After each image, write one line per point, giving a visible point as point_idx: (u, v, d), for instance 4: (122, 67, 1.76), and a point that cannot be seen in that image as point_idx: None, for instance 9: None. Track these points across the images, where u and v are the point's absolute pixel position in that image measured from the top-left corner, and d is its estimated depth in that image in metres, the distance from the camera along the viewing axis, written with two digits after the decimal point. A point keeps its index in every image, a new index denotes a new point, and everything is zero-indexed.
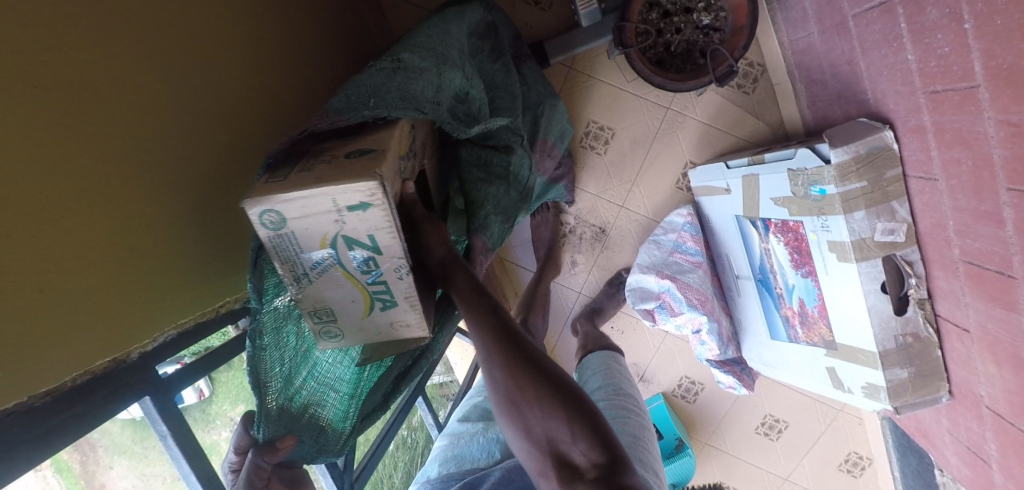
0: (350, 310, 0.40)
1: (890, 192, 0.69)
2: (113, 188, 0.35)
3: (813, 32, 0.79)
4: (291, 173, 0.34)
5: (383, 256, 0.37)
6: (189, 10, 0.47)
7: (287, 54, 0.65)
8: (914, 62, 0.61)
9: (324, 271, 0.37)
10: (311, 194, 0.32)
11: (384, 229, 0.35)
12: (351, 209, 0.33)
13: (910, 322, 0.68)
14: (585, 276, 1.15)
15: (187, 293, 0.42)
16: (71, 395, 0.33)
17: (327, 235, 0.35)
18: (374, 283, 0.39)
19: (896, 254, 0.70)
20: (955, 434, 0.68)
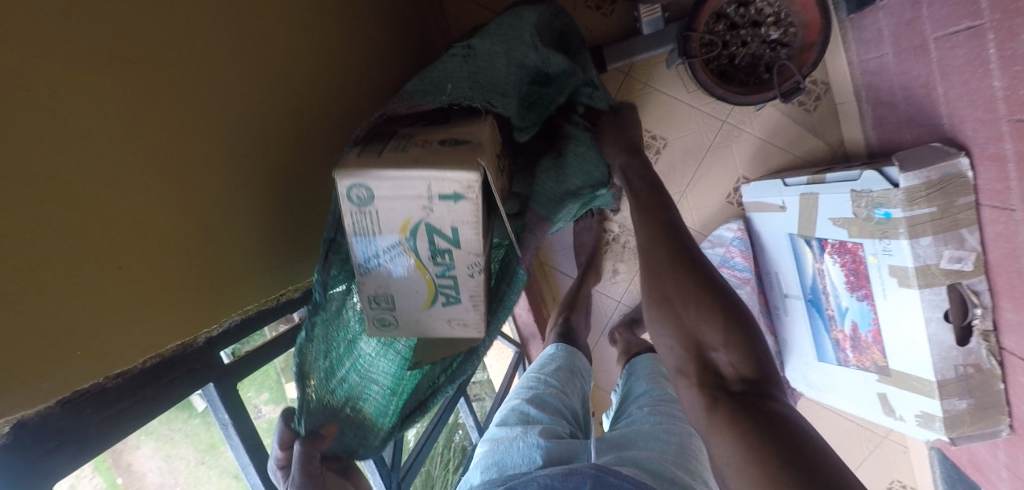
0: (412, 298, 0.44)
1: (960, 220, 0.68)
2: (182, 175, 0.36)
3: (888, 53, 0.78)
4: (384, 151, 0.39)
5: (460, 250, 0.42)
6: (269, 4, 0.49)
7: (355, 52, 0.67)
8: (1001, 89, 0.60)
9: (395, 255, 0.41)
10: (411, 177, 0.37)
11: (468, 223, 0.39)
12: (442, 199, 0.38)
13: (972, 353, 0.67)
14: (626, 285, 1.17)
15: (246, 284, 0.43)
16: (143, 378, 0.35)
17: (411, 219, 0.39)
18: (442, 276, 0.43)
19: (961, 283, 0.69)
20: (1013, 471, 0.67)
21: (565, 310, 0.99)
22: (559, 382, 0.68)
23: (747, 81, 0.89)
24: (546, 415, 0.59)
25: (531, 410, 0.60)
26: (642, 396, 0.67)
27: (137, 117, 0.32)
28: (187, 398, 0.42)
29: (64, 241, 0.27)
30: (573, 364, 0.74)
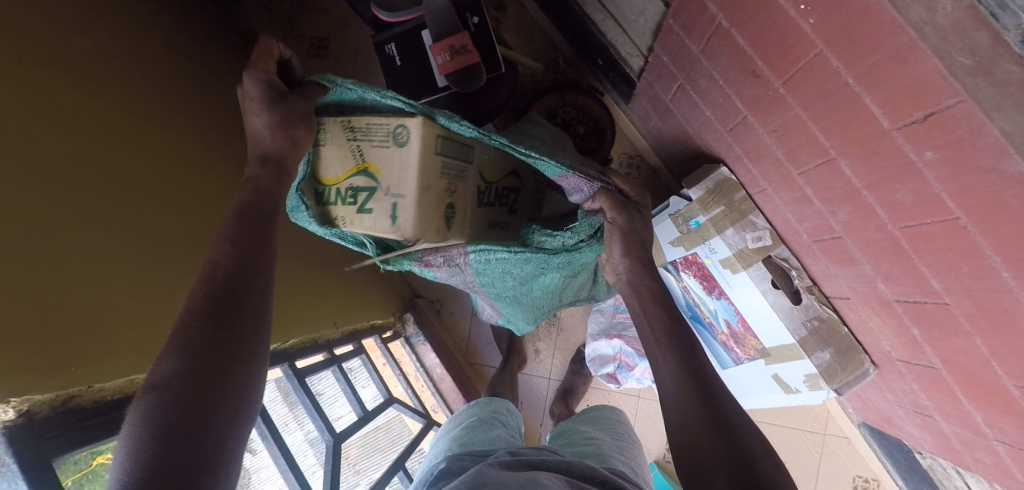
0: (329, 165, 0.57)
1: (745, 209, 0.84)
2: (23, 225, 0.46)
3: (656, 121, 1.07)
4: (406, 144, 0.54)
5: (349, 213, 0.58)
6: (131, 148, 0.67)
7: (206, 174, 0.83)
8: (712, 114, 0.84)
9: (363, 155, 0.56)
10: (407, 179, 0.55)
11: (384, 223, 0.57)
12: (395, 206, 0.56)
13: (809, 308, 0.77)
14: (550, 362, 1.21)
15: (103, 329, 0.51)
16: (113, 404, 0.51)
17: (355, 174, 0.56)
18: (349, 188, 0.57)
19: (772, 255, 0.81)
20: (899, 401, 0.71)
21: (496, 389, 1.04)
22: (502, 413, 0.77)
23: (583, 149, 1.15)
24: (487, 433, 0.67)
25: (486, 421, 0.71)
26: (589, 426, 0.68)
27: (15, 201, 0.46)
28: None
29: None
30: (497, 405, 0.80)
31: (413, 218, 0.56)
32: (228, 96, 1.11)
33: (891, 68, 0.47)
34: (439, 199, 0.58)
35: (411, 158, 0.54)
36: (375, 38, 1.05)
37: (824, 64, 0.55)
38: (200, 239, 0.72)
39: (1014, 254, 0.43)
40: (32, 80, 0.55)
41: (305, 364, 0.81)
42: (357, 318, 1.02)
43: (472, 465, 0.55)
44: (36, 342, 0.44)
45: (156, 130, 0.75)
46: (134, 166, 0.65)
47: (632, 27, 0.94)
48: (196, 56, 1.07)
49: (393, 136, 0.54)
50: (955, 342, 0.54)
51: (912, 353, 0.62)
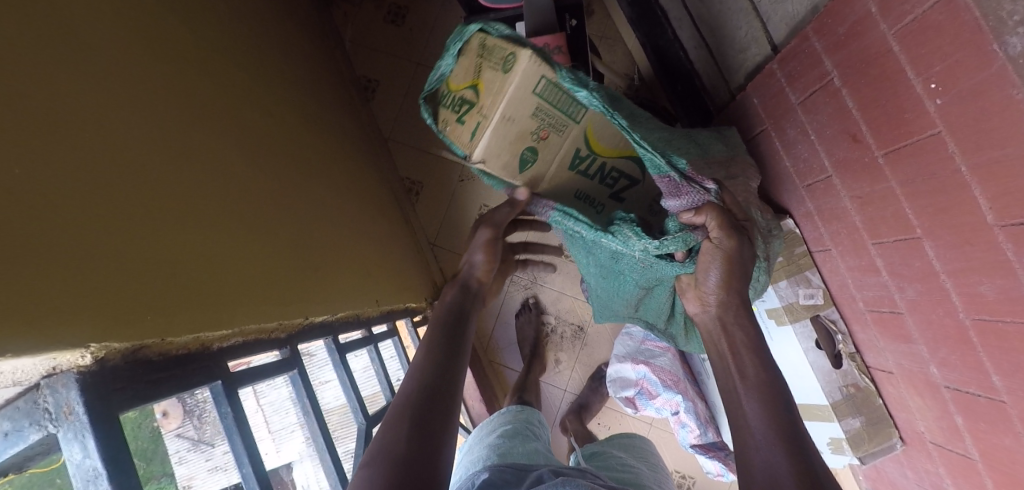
0: (459, 79, 0.64)
1: (802, 264, 0.85)
2: (114, 162, 0.44)
3: None
4: (514, 71, 0.62)
5: (455, 124, 0.68)
6: (207, 98, 0.65)
7: (270, 131, 0.81)
8: (791, 165, 0.84)
9: (483, 73, 0.63)
10: (503, 105, 0.64)
11: (470, 141, 0.69)
12: (481, 132, 0.67)
13: (847, 374, 0.78)
14: (569, 374, 1.24)
15: (183, 279, 0.49)
16: (179, 359, 0.50)
17: (468, 91, 0.65)
18: (464, 109, 0.66)
19: (820, 314, 0.82)
20: (923, 482, 0.72)
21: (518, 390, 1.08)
22: (533, 426, 0.78)
23: None
24: (522, 446, 0.68)
25: (522, 435, 0.72)
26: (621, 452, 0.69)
27: (106, 136, 0.44)
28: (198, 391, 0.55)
29: (88, 194, 0.40)
30: (528, 416, 0.81)
31: (485, 144, 0.68)
32: (297, 51, 1.10)
33: (1014, 168, 0.47)
34: (521, 138, 0.67)
35: (512, 89, 0.63)
36: (469, 19, 1.06)
37: (938, 147, 0.55)
38: (263, 198, 0.71)
39: None
40: (123, 13, 0.53)
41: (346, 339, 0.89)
42: (395, 299, 1.06)
43: (517, 479, 0.55)
44: (130, 288, 0.42)
45: (234, 85, 0.74)
46: (210, 114, 0.64)
47: (730, 63, 0.95)
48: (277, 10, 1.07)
49: (502, 63, 0.62)
50: (1001, 440, 0.56)
51: (950, 441, 0.64)
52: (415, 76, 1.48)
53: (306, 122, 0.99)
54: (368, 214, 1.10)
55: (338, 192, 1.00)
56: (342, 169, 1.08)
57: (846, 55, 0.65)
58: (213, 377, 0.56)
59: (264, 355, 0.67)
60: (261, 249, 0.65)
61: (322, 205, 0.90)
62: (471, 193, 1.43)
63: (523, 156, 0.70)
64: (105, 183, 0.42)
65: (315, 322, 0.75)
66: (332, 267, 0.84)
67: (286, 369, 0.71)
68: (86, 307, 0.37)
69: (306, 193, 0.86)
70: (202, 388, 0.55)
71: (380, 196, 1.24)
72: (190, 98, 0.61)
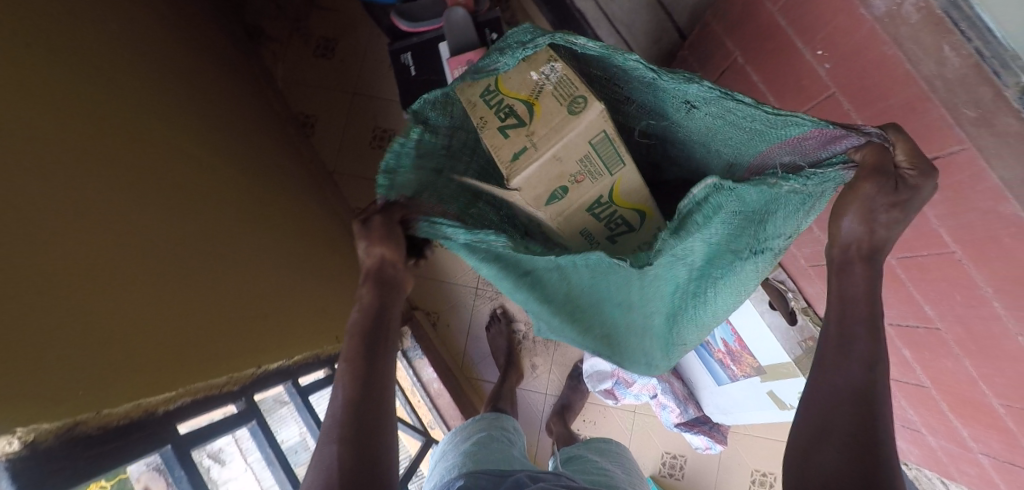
0: (497, 79, 0.46)
1: None
2: (39, 230, 0.42)
3: None
4: (583, 111, 0.46)
5: (488, 133, 0.47)
6: (135, 152, 0.63)
7: (208, 178, 0.79)
8: None
9: (539, 95, 0.47)
10: (563, 131, 0.47)
11: (507, 164, 0.47)
12: (516, 158, 0.47)
13: (804, 329, 0.83)
14: (547, 377, 1.24)
15: (121, 345, 0.47)
16: (127, 426, 0.48)
17: (512, 97, 0.47)
18: (501, 124, 0.47)
19: (770, 277, 0.86)
20: (887, 416, 0.77)
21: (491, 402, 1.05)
22: (507, 432, 0.79)
23: None
24: (494, 452, 0.67)
25: (496, 440, 0.72)
26: (592, 452, 0.70)
27: (30, 204, 0.42)
28: (148, 459, 0.52)
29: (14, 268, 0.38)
30: (503, 424, 0.82)
31: (533, 173, 0.48)
32: (227, 93, 1.08)
33: (899, 115, 0.52)
34: (558, 180, 0.49)
35: (573, 130, 0.47)
36: (392, 47, 1.07)
37: (835, 106, 0.60)
38: (206, 248, 0.69)
39: (1006, 285, 0.48)
40: (39, 73, 0.51)
41: (307, 381, 0.87)
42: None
43: (491, 482, 0.55)
44: (61, 363, 0.40)
45: (163, 135, 0.72)
46: (140, 169, 0.62)
47: (646, 55, 1.00)
48: (201, 53, 1.05)
49: (568, 103, 0.47)
50: (943, 362, 0.60)
51: (902, 372, 0.68)
52: (351, 108, 1.48)
53: (247, 164, 0.97)
54: (320, 251, 1.08)
55: (286, 232, 0.97)
56: (288, 207, 1.06)
57: (743, 35, 0.70)
58: (163, 441, 0.53)
59: (218, 411, 0.65)
60: (207, 302, 0.63)
61: (270, 248, 0.88)
62: None
63: (555, 193, 0.50)
64: (32, 254, 0.40)
65: (269, 370, 0.74)
66: (284, 311, 0.82)
67: (242, 422, 0.68)
68: (14, 388, 0.35)
69: (251, 236, 0.84)
70: (153, 455, 0.53)
71: (330, 231, 1.20)
72: (118, 155, 0.59)
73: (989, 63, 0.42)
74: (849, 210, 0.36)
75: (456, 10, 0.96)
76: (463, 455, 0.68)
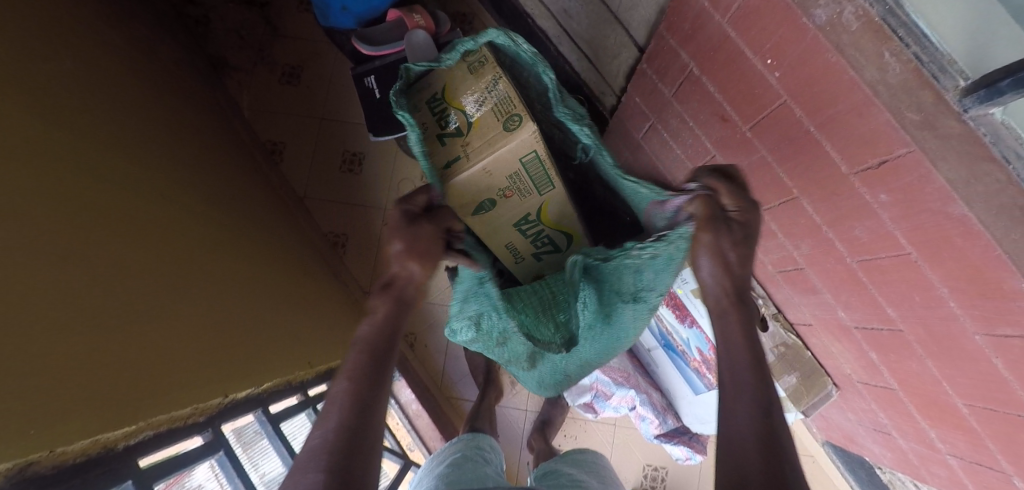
0: (450, 87, 0.58)
1: None
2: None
3: (627, 156, 1.12)
4: (517, 124, 0.57)
5: (431, 140, 0.59)
6: (81, 172, 0.59)
7: (166, 197, 0.75)
8: (681, 153, 0.90)
9: (482, 110, 0.58)
10: (496, 142, 0.58)
11: (444, 168, 0.58)
12: (455, 162, 0.58)
13: (776, 335, 0.83)
14: (526, 393, 1.21)
15: (71, 373, 0.42)
16: (76, 469, 0.41)
17: (461, 105, 0.58)
18: (448, 127, 0.59)
19: None
20: (860, 420, 0.76)
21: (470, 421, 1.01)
22: (484, 452, 0.75)
23: None
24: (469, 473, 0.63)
25: (473, 461, 0.68)
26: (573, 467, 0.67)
27: None
28: None
29: None
30: (480, 444, 0.78)
31: (462, 179, 0.59)
32: (185, 114, 1.04)
33: (847, 119, 0.52)
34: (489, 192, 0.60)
35: (508, 142, 0.58)
36: (355, 70, 1.06)
37: (788, 114, 0.61)
38: (166, 271, 0.64)
39: (960, 284, 0.48)
40: None
41: (279, 408, 0.79)
42: (331, 355, 0.99)
43: None
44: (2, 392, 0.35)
45: (114, 156, 0.68)
46: (88, 190, 0.58)
47: (607, 69, 1.01)
48: (155, 73, 1.01)
49: (505, 120, 0.58)
50: (908, 364, 0.60)
51: (871, 375, 0.68)
52: (320, 131, 1.45)
53: (209, 186, 0.93)
54: (291, 273, 1.03)
55: (254, 254, 0.93)
56: (253, 228, 1.00)
57: (696, 47, 0.70)
58: (121, 478, 0.47)
59: (184, 444, 0.58)
60: (167, 328, 0.59)
61: (235, 271, 0.82)
62: None
63: (483, 204, 0.62)
64: None
65: (239, 399, 0.68)
66: (252, 336, 0.76)
67: (209, 454, 0.61)
68: None
69: (213, 260, 0.78)
70: None
71: (300, 253, 1.16)
72: (64, 174, 0.55)
73: (928, 67, 0.43)
74: (701, 249, 0.49)
75: (417, 31, 0.95)
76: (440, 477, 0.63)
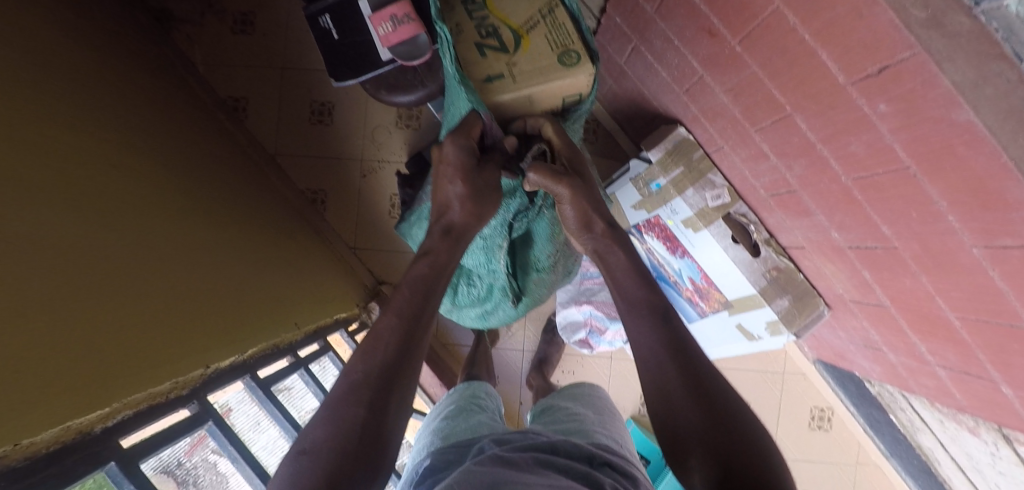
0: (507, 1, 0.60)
1: (703, 168, 0.85)
2: None
3: (612, 83, 1.05)
4: (571, 59, 0.59)
5: (472, 51, 0.60)
6: (22, 137, 0.53)
7: (117, 163, 0.69)
8: (667, 75, 0.83)
9: (534, 30, 0.60)
10: (548, 70, 0.59)
11: (484, 84, 0.60)
12: (496, 80, 0.60)
13: (768, 260, 0.82)
14: (523, 334, 1.23)
15: (32, 363, 0.40)
16: (49, 458, 0.41)
17: (515, 23, 0.60)
18: (497, 42, 0.60)
19: (731, 212, 0.84)
20: (851, 337, 0.77)
21: (467, 366, 1.04)
22: (479, 398, 0.78)
23: None
24: (463, 420, 0.66)
25: (467, 408, 0.71)
26: (570, 402, 0.69)
27: None
28: (90, 480, 0.46)
29: None
30: (479, 390, 0.82)
31: (501, 98, 0.61)
32: (123, 68, 0.94)
33: (847, 22, 0.46)
34: (523, 108, 0.64)
35: (555, 74, 0.59)
36: (308, 9, 0.96)
37: (781, 20, 0.54)
38: (128, 242, 0.60)
39: (962, 198, 0.45)
40: None
41: (270, 372, 0.80)
42: (318, 315, 0.99)
43: (457, 458, 0.54)
44: None
45: (51, 117, 0.61)
46: (31, 157, 0.52)
47: None
48: (79, 20, 0.89)
49: (560, 54, 0.59)
50: (903, 282, 0.59)
51: (863, 294, 0.68)
52: (283, 83, 1.35)
53: (162, 146, 0.86)
54: (267, 235, 1.00)
55: (224, 218, 0.89)
56: (219, 191, 0.95)
57: None
58: (104, 460, 0.47)
59: (171, 418, 0.58)
60: (135, 304, 0.56)
61: (203, 237, 0.79)
62: (379, 186, 1.35)
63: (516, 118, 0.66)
64: None
65: (222, 368, 0.68)
66: (230, 304, 0.75)
67: (198, 424, 0.62)
68: None
69: (180, 229, 0.74)
70: (97, 475, 0.47)
71: (275, 212, 1.12)
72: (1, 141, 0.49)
73: None
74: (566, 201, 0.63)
75: None
76: (437, 428, 0.67)
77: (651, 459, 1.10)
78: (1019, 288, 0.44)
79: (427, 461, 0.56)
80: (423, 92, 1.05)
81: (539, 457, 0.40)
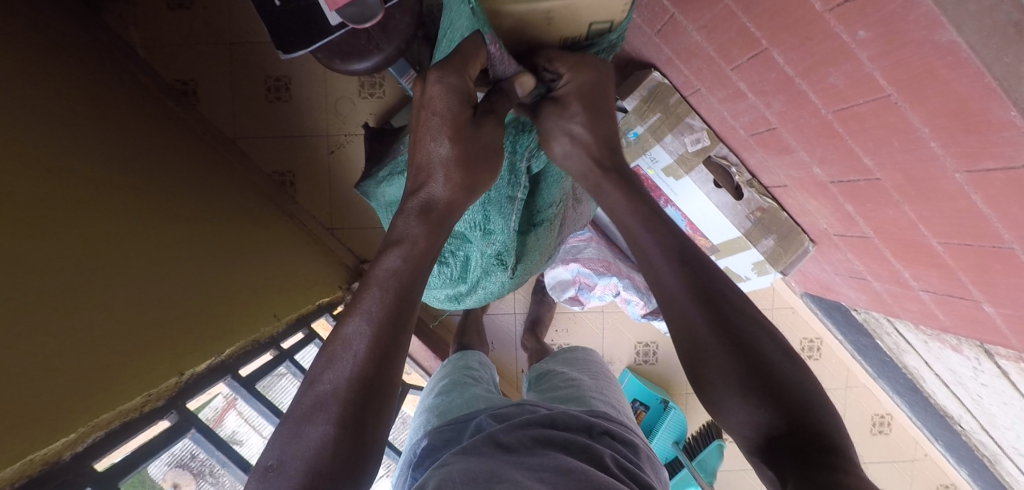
0: None
1: (681, 113, 0.82)
2: None
3: None
4: None
5: None
6: None
7: (63, 164, 0.64)
8: (637, 16, 0.78)
9: None
10: None
11: None
12: None
13: (750, 201, 0.81)
14: (513, 297, 1.24)
15: None
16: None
17: None
18: None
19: (711, 155, 0.82)
20: (836, 268, 0.78)
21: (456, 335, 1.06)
22: (473, 369, 0.79)
23: None
24: (459, 395, 0.67)
25: (462, 381, 0.72)
26: (565, 368, 0.69)
27: None
28: None
29: None
30: (470, 360, 0.83)
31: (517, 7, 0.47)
32: (53, 54, 0.85)
33: None
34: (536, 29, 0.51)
35: None
36: None
37: None
38: (82, 254, 0.57)
39: (944, 123, 0.43)
40: None
41: (253, 370, 0.78)
42: (298, 304, 0.97)
43: (457, 437, 0.55)
44: None
45: None
46: None
47: None
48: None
49: None
50: (887, 213, 0.58)
51: (847, 226, 0.68)
52: (232, 60, 1.26)
53: (110, 141, 0.80)
54: (237, 226, 0.96)
55: (189, 212, 0.85)
56: (180, 183, 0.89)
57: None
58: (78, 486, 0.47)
59: (149, 431, 0.58)
60: (95, 322, 0.54)
61: (167, 236, 0.75)
62: (349, 162, 1.30)
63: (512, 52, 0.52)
64: None
65: (199, 373, 0.67)
66: (199, 305, 0.73)
67: (181, 434, 0.61)
68: None
69: (143, 230, 0.70)
70: None
71: (241, 198, 1.08)
72: None
73: None
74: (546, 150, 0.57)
75: None
76: (432, 406, 0.67)
77: (649, 402, 1.15)
78: (1002, 211, 0.43)
79: (426, 442, 0.57)
80: (380, 57, 1.00)
81: (537, 434, 0.41)
